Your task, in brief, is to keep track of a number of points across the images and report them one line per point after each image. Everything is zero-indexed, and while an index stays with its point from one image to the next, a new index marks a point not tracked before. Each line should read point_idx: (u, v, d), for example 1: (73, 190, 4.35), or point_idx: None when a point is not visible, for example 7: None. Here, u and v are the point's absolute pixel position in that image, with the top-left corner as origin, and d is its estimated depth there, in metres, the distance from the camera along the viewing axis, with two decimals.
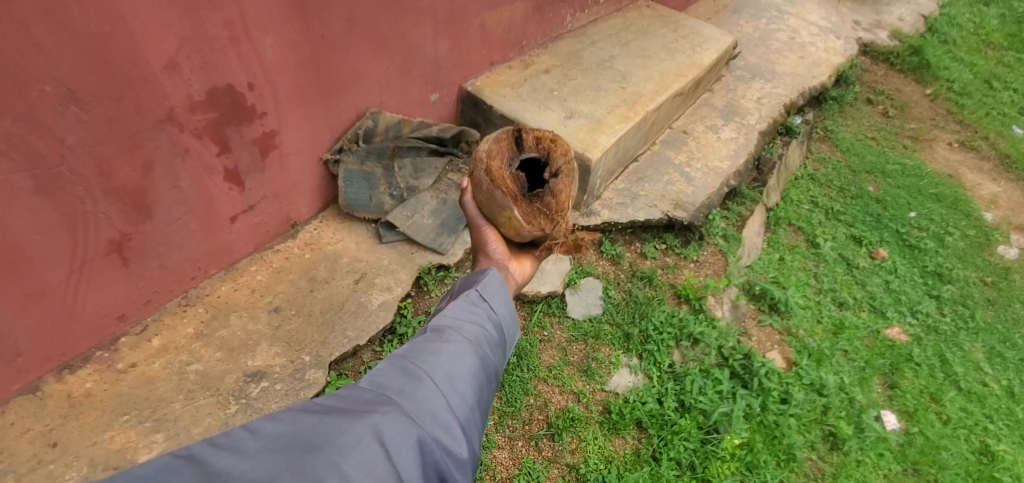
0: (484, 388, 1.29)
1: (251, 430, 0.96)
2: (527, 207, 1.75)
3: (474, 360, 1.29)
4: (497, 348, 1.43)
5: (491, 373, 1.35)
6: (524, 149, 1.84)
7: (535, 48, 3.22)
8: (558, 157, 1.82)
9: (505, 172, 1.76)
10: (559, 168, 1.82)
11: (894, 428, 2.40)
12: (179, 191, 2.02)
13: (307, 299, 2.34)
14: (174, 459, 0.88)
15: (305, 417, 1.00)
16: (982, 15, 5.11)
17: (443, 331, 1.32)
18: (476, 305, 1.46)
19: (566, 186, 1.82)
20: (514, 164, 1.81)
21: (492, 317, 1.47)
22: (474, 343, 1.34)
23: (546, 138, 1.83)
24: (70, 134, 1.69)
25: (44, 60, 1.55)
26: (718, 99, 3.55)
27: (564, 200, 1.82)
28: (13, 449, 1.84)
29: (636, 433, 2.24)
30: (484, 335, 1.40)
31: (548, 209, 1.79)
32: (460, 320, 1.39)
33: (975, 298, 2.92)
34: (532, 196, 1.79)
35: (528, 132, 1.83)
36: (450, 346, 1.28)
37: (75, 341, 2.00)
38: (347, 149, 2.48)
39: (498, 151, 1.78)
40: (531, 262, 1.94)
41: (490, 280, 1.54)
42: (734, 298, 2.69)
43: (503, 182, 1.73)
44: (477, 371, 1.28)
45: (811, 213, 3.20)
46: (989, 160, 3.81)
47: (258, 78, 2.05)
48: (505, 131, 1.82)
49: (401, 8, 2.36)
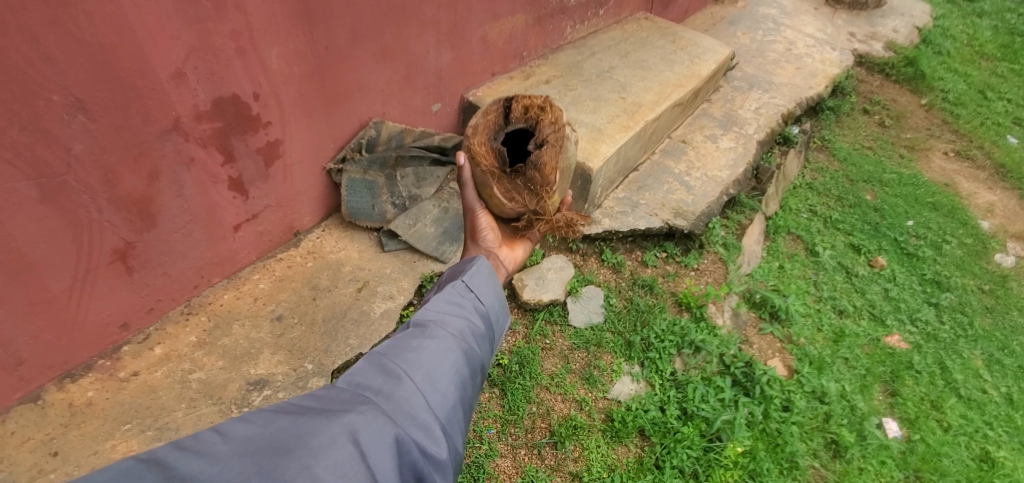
0: (468, 383, 1.30)
1: (220, 433, 0.93)
2: (508, 183, 1.76)
3: (457, 355, 1.30)
4: (483, 341, 1.44)
5: (476, 366, 1.36)
6: (512, 120, 1.80)
7: (535, 59, 3.26)
8: (545, 127, 1.77)
9: (486, 148, 1.75)
10: (544, 138, 1.76)
11: (896, 436, 2.40)
12: (184, 200, 2.04)
13: (310, 308, 2.35)
14: (138, 463, 0.84)
15: (278, 417, 0.98)
16: (975, 27, 5.19)
17: (426, 326, 1.33)
18: (461, 299, 1.47)
19: (551, 158, 1.75)
20: (498, 137, 1.78)
21: (478, 309, 1.49)
22: (457, 337, 1.35)
23: (535, 107, 1.79)
24: (77, 143, 1.70)
25: (52, 69, 1.57)
26: (716, 109, 3.60)
27: (550, 173, 1.76)
28: (13, 458, 1.83)
29: (638, 441, 2.24)
30: (469, 328, 1.40)
31: (531, 183, 1.76)
32: (444, 314, 1.40)
33: (973, 305, 2.94)
34: (513, 171, 1.76)
35: (518, 101, 1.79)
36: (432, 341, 1.28)
37: (78, 349, 2.00)
38: (351, 159, 2.51)
39: (483, 126, 1.78)
40: (524, 245, 2.00)
41: (477, 270, 1.55)
42: (734, 306, 2.70)
43: (482, 158, 1.73)
44: (460, 365, 1.29)
45: (809, 221, 3.22)
46: (985, 169, 3.84)
47: (263, 89, 2.08)
48: (495, 102, 1.81)
49: (404, 20, 2.39)
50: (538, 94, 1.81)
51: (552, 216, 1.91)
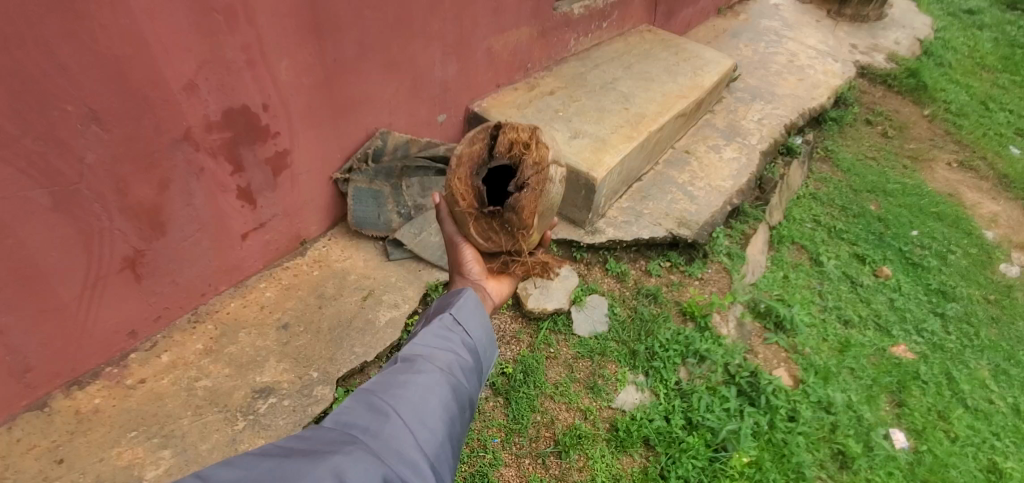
0: (456, 418, 1.29)
1: (202, 479, 0.93)
2: (485, 223, 1.71)
3: (446, 390, 1.29)
4: (472, 374, 1.43)
5: (465, 400, 1.35)
6: (494, 156, 1.72)
7: (539, 70, 3.31)
8: (527, 168, 1.68)
9: (466, 185, 1.69)
10: (525, 180, 1.68)
11: (904, 447, 2.38)
12: (193, 209, 2.07)
13: (316, 316, 2.37)
14: None
15: (262, 459, 0.98)
16: (975, 39, 5.23)
17: (414, 360, 1.32)
18: (450, 330, 1.47)
19: (531, 201, 1.69)
20: (479, 173, 1.70)
21: (466, 341, 1.48)
22: (445, 371, 1.34)
23: (520, 143, 1.71)
24: (90, 152, 1.73)
25: (67, 81, 1.60)
26: (719, 120, 3.63)
27: (529, 216, 1.69)
28: (17, 465, 1.83)
29: (643, 451, 2.22)
30: (457, 361, 1.40)
31: (509, 226, 1.70)
32: (433, 347, 1.39)
33: (979, 316, 2.92)
34: (491, 212, 1.70)
35: (504, 133, 1.72)
36: (420, 377, 1.28)
37: (86, 357, 2.02)
38: (357, 169, 2.54)
39: (467, 158, 1.70)
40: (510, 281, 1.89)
41: (465, 302, 1.55)
42: (739, 315, 2.70)
43: (461, 196, 1.68)
44: (449, 400, 1.28)
45: (813, 231, 3.23)
46: (988, 179, 3.83)
47: (273, 100, 2.12)
48: (482, 131, 1.74)
49: (411, 33, 2.44)
50: (525, 127, 1.73)
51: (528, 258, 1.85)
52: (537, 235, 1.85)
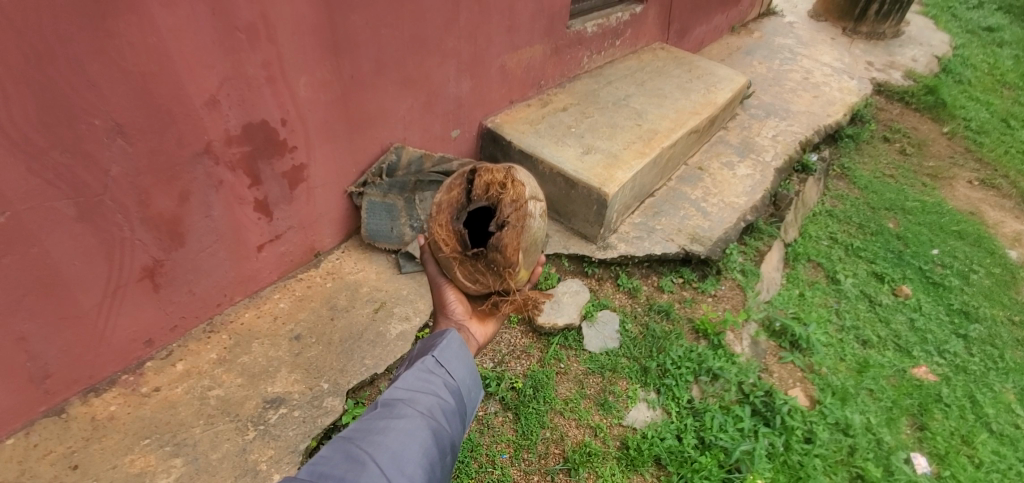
0: (438, 463, 1.28)
1: None
2: (471, 266, 1.69)
3: (426, 434, 1.29)
4: (454, 417, 1.42)
5: (447, 444, 1.34)
6: (473, 199, 1.72)
7: (552, 87, 3.35)
8: (505, 206, 1.69)
9: (448, 230, 1.69)
10: (505, 218, 1.68)
11: (926, 472, 2.29)
12: (211, 220, 2.12)
13: (328, 327, 2.39)
14: None
15: None
16: (995, 56, 5.18)
17: (393, 406, 1.32)
18: (432, 372, 1.46)
19: (512, 238, 1.68)
20: (460, 217, 1.70)
21: (449, 383, 1.48)
22: (426, 415, 1.34)
23: (496, 184, 1.73)
24: (115, 165, 1.78)
25: (96, 97, 1.67)
26: (733, 136, 3.63)
27: (513, 252, 1.68)
28: (34, 470, 1.86)
29: (654, 470, 2.18)
30: (439, 404, 1.40)
31: (495, 264, 1.67)
32: (414, 390, 1.39)
33: (1003, 338, 2.83)
34: (474, 254, 1.68)
35: (480, 176, 1.73)
36: (399, 422, 1.28)
37: (104, 364, 2.06)
38: (372, 183, 2.59)
39: (447, 203, 1.72)
40: (495, 320, 1.86)
41: (448, 344, 1.54)
42: (754, 334, 2.66)
43: (444, 241, 1.68)
44: (429, 445, 1.28)
45: (830, 249, 3.19)
46: (1011, 198, 3.75)
47: (291, 115, 2.17)
48: (460, 177, 1.76)
49: (426, 50, 2.49)
50: (500, 169, 1.76)
51: (516, 295, 1.79)
52: (524, 272, 1.80)
